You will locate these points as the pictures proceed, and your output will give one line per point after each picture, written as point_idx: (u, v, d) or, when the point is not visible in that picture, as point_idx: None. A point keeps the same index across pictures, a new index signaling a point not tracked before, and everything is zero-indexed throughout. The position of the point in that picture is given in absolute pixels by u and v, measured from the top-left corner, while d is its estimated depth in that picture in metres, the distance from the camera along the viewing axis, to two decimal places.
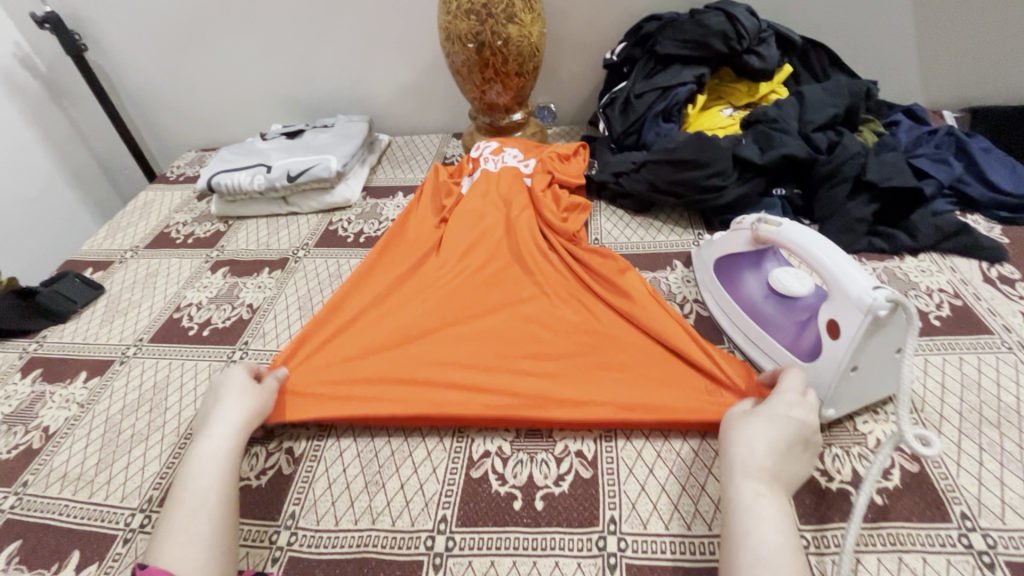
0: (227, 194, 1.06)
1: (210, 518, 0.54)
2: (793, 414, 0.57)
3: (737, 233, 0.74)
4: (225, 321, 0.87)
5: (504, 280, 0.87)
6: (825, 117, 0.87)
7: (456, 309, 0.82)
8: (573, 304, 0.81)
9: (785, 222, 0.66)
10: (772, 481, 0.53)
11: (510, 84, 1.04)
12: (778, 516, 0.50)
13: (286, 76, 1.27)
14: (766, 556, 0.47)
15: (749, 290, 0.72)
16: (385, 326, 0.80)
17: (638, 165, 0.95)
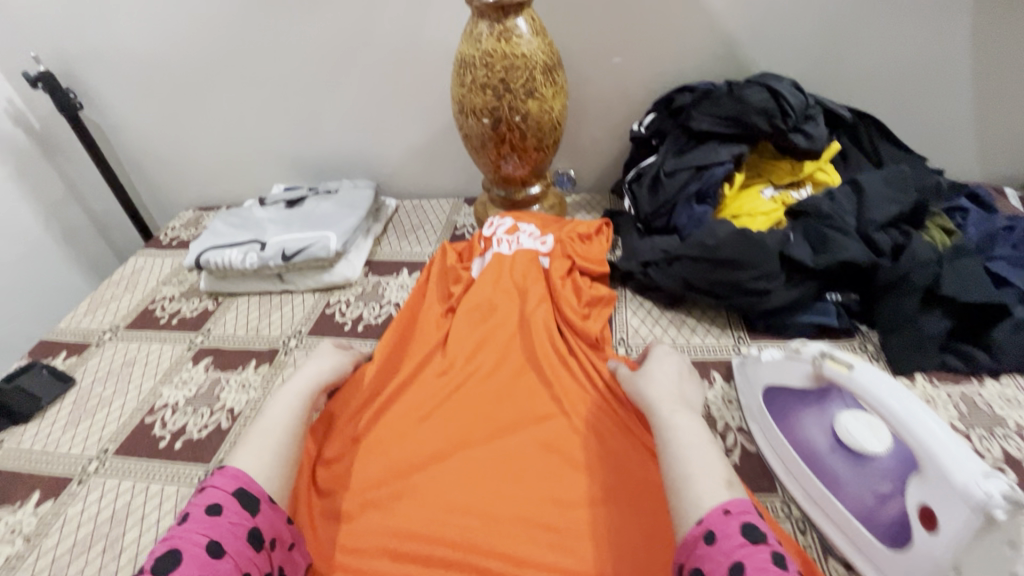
0: (217, 271, 0.98)
1: (282, 441, 0.62)
2: (670, 359, 0.70)
3: (794, 362, 0.62)
4: (201, 430, 0.77)
5: (520, 391, 0.76)
6: (887, 214, 0.76)
7: (464, 432, 0.72)
8: (595, 429, 0.71)
9: (858, 365, 0.54)
10: (671, 398, 0.63)
11: (528, 159, 0.95)
12: (683, 416, 0.60)
13: (290, 136, 1.20)
14: (675, 446, 0.56)
15: (811, 436, 0.61)
16: (384, 456, 0.70)
17: (670, 256, 0.85)
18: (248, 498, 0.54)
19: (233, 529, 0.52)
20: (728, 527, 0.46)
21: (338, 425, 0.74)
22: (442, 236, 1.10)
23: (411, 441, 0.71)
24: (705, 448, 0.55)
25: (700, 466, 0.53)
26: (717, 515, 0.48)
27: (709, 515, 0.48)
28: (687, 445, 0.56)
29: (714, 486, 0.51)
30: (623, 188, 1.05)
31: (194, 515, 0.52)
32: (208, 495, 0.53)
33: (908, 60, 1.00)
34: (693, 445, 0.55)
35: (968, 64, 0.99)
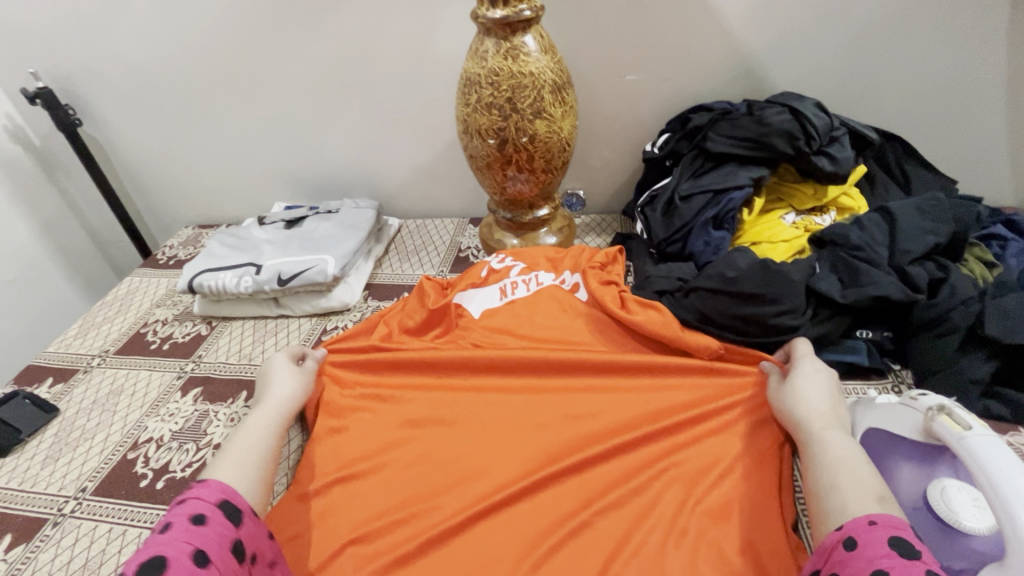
0: (211, 294, 0.95)
1: (259, 450, 0.61)
2: (822, 371, 0.64)
3: (904, 410, 0.56)
4: (185, 468, 0.72)
5: (569, 427, 0.71)
6: (923, 246, 0.71)
7: (427, 475, 0.67)
8: (640, 458, 0.66)
9: (978, 430, 0.49)
10: (829, 419, 0.58)
11: (536, 180, 0.90)
12: (840, 436, 0.55)
13: (291, 154, 1.17)
14: (829, 462, 0.52)
15: (902, 490, 0.54)
16: (344, 506, 0.65)
17: (686, 287, 0.80)
18: (231, 510, 0.51)
19: (217, 539, 0.47)
20: (873, 535, 0.42)
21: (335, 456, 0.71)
22: (446, 258, 1.06)
23: (421, 472, 0.68)
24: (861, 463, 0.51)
25: (851, 479, 0.49)
26: (858, 523, 0.44)
27: (850, 523, 0.44)
28: (839, 462, 0.51)
29: (863, 499, 0.47)
30: (635, 211, 1.00)
31: (175, 526, 0.47)
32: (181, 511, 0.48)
33: (938, 80, 0.94)
34: (847, 463, 0.51)
35: (1002, 83, 0.93)
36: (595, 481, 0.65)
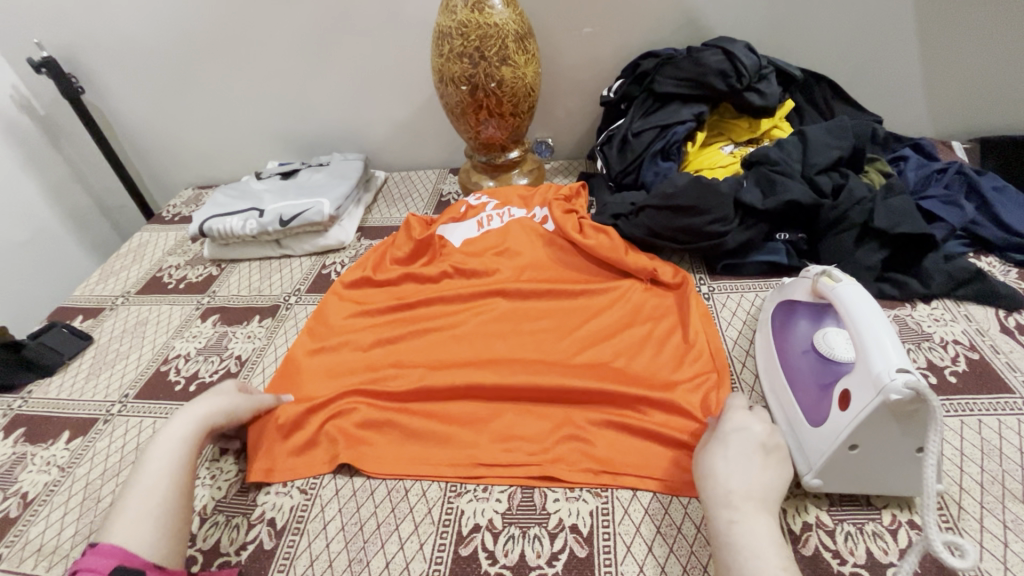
0: (220, 238, 1.06)
1: (158, 497, 0.59)
2: (749, 431, 0.59)
3: (801, 280, 0.70)
4: (213, 374, 0.85)
5: (535, 329, 0.83)
6: (828, 159, 0.85)
7: (407, 369, 0.79)
8: (585, 347, 0.79)
9: (846, 281, 0.62)
10: (740, 500, 0.53)
11: (505, 123, 1.02)
12: (754, 527, 0.51)
13: (282, 115, 1.27)
14: (739, 574, 0.49)
15: (795, 341, 0.69)
16: (339, 386, 0.77)
17: (636, 207, 0.92)
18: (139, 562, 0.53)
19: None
20: None
21: (340, 345, 0.84)
22: (429, 202, 1.18)
23: (414, 353, 0.81)
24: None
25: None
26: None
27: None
28: (756, 574, 0.48)
29: None
30: (596, 150, 1.12)
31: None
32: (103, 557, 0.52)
33: (858, 24, 1.07)
34: (764, 575, 0.48)
35: (913, 25, 1.06)
36: (551, 357, 0.78)
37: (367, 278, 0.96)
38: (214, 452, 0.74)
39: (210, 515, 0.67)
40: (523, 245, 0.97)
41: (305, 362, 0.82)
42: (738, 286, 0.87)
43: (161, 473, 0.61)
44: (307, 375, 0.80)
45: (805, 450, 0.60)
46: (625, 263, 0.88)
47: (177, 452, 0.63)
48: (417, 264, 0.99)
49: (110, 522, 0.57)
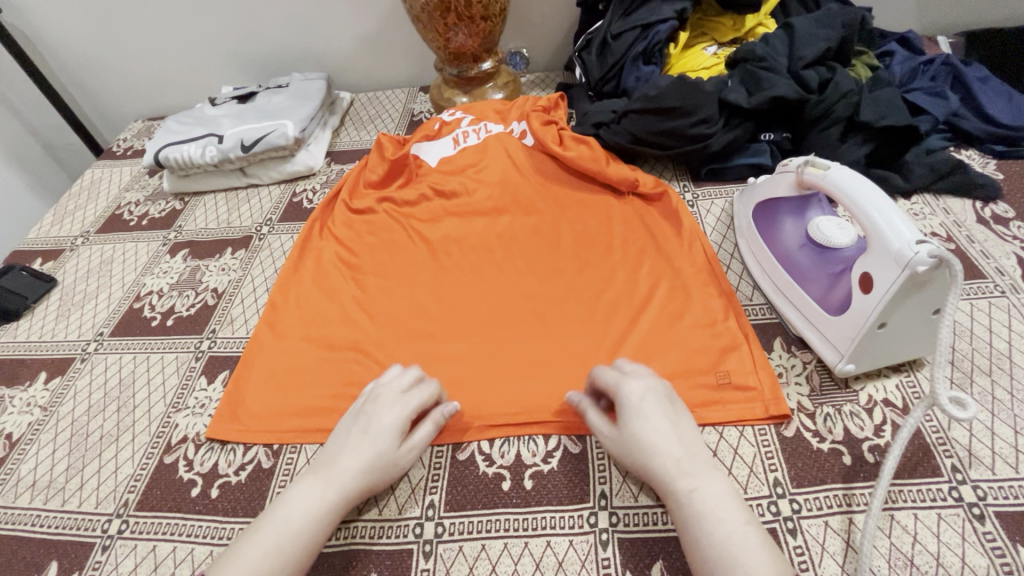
0: (179, 168, 0.99)
1: (297, 541, 0.50)
2: (649, 388, 0.57)
3: (779, 176, 0.69)
4: (189, 308, 0.82)
5: (523, 265, 0.80)
6: (815, 52, 0.81)
7: (395, 295, 0.79)
8: (573, 265, 0.79)
9: (834, 167, 0.62)
10: (689, 466, 0.52)
11: (476, 29, 0.95)
12: (710, 488, 0.50)
13: (231, 32, 1.16)
14: (711, 549, 0.46)
15: (786, 237, 0.69)
16: (332, 316, 0.77)
17: (618, 114, 0.88)
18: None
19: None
20: None
21: (325, 277, 0.82)
22: (400, 122, 1.11)
23: (403, 280, 0.81)
24: (744, 535, 0.47)
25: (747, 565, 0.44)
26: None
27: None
28: (725, 540, 0.46)
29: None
30: (573, 58, 1.06)
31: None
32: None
33: None
34: (735, 536, 0.47)
35: None
36: (541, 273, 0.79)
37: (343, 204, 0.92)
38: (201, 381, 0.73)
39: (204, 441, 0.67)
40: (504, 162, 0.93)
41: (287, 299, 0.80)
42: (722, 191, 0.86)
43: (293, 525, 0.51)
44: (298, 310, 0.79)
45: (830, 340, 0.61)
46: (606, 174, 0.86)
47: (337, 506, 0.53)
48: (394, 186, 0.94)
49: (227, 558, 0.48)
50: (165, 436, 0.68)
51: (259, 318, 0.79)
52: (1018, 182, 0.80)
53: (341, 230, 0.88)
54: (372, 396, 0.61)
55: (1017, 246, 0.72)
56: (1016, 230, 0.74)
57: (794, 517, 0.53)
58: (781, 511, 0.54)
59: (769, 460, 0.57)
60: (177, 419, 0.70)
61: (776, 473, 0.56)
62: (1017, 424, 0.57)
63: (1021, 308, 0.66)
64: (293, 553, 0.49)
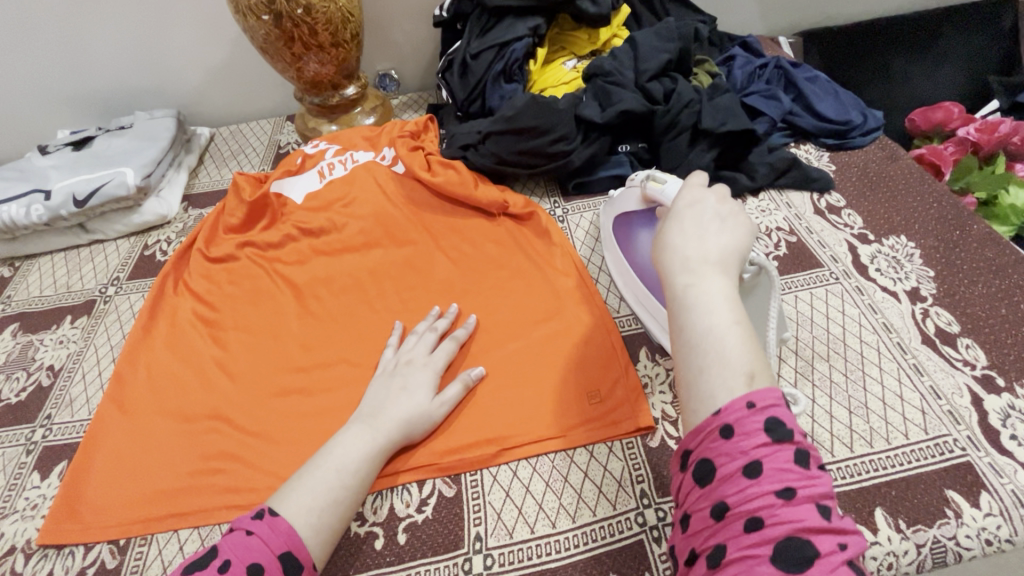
0: (2, 232, 0.88)
1: (348, 484, 0.55)
2: (705, 198, 0.53)
3: (630, 190, 0.71)
4: (19, 393, 0.73)
5: (395, 302, 0.78)
6: (657, 64, 0.85)
7: (259, 350, 0.74)
8: (448, 296, 0.77)
9: (669, 179, 0.64)
10: (698, 264, 0.47)
11: (329, 56, 0.91)
12: (712, 287, 0.46)
13: (60, 71, 1.04)
14: (692, 333, 0.45)
15: (641, 249, 0.70)
16: (189, 382, 0.71)
17: (482, 135, 0.88)
18: (294, 563, 0.49)
19: None
20: (749, 424, 0.40)
21: (181, 339, 0.75)
22: (265, 157, 1.05)
23: (270, 331, 0.76)
24: (728, 330, 0.44)
25: (720, 356, 0.43)
26: (737, 408, 0.41)
27: (728, 405, 0.41)
28: (707, 331, 0.44)
29: (730, 378, 0.42)
30: (439, 79, 1.04)
31: (235, 568, 0.47)
32: (246, 545, 0.48)
33: None
34: (715, 330, 0.44)
35: None
36: (416, 308, 0.77)
37: (199, 254, 0.85)
38: (33, 477, 0.65)
39: (37, 549, 0.59)
40: (372, 192, 0.90)
41: (136, 368, 0.73)
42: (589, 204, 0.88)
43: (343, 468, 0.56)
44: (150, 379, 0.71)
45: None
46: (474, 197, 0.85)
47: (328, 496, 0.53)
48: (256, 228, 0.88)
49: (288, 489, 0.54)
50: None
51: (102, 395, 0.71)
52: (847, 173, 0.87)
53: (198, 283, 0.81)
54: (402, 362, 0.67)
55: (848, 233, 0.79)
56: (847, 218, 0.81)
57: (659, 526, 0.55)
58: (647, 521, 0.55)
59: (636, 473, 0.59)
60: (2, 528, 0.61)
61: (642, 484, 0.58)
62: (851, 404, 0.61)
63: (852, 292, 0.72)
64: (337, 495, 0.54)
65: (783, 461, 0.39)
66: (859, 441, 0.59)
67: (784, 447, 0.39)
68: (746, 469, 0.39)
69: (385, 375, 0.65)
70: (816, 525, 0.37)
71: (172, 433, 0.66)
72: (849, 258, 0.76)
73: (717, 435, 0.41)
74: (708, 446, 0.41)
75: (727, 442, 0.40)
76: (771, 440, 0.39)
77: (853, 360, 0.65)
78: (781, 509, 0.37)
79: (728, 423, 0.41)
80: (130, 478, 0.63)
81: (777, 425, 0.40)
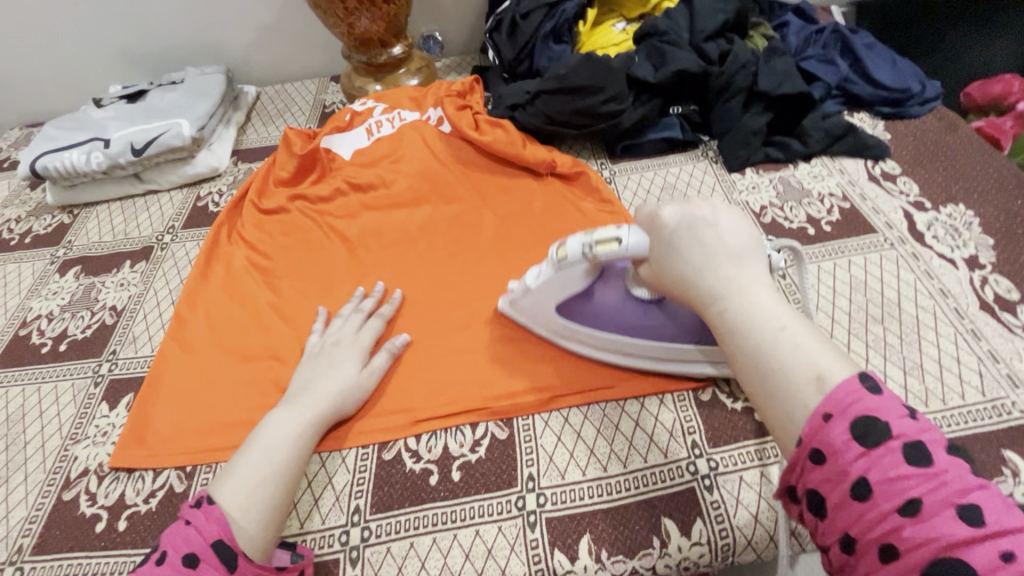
0: (63, 178, 0.91)
1: (271, 472, 0.53)
2: (686, 216, 0.49)
3: (565, 270, 0.57)
4: (85, 330, 0.76)
5: (443, 256, 0.79)
6: (714, 24, 0.84)
7: (313, 297, 0.75)
8: (495, 253, 0.78)
9: (621, 234, 0.52)
10: (719, 282, 0.46)
11: (379, 13, 0.92)
12: (746, 303, 0.44)
13: (113, 25, 1.06)
14: (747, 361, 0.43)
15: (620, 316, 0.60)
16: (245, 325, 0.73)
17: (531, 95, 0.87)
18: (227, 553, 0.48)
19: None
20: (835, 437, 0.37)
21: (236, 285, 0.77)
22: (311, 115, 1.06)
23: (322, 279, 0.77)
24: (783, 341, 0.42)
25: (778, 373, 0.41)
26: (814, 425, 0.38)
27: (806, 430, 0.39)
28: (758, 350, 0.42)
29: (801, 390, 0.40)
30: (485, 40, 1.04)
31: (170, 559, 0.47)
32: (183, 535, 0.48)
33: None
34: (766, 347, 0.42)
35: None
36: (464, 262, 0.77)
37: (251, 205, 0.86)
38: (102, 407, 0.67)
39: (108, 471, 0.62)
40: (420, 151, 0.90)
41: (195, 310, 0.75)
42: (638, 166, 0.87)
43: (269, 455, 0.54)
44: (209, 322, 0.74)
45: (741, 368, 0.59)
46: (523, 156, 0.85)
47: (257, 476, 0.52)
48: (306, 182, 0.90)
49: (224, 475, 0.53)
50: (63, 471, 0.62)
51: (164, 334, 0.74)
52: (903, 142, 0.85)
53: (251, 233, 0.83)
54: (328, 343, 0.66)
55: (904, 201, 0.77)
56: (903, 186, 0.79)
57: (711, 475, 0.55)
58: (699, 470, 0.56)
59: (687, 424, 0.59)
60: (76, 451, 0.64)
61: (693, 435, 0.58)
62: (906, 365, 0.61)
63: (908, 258, 0.71)
64: (268, 487, 0.52)
65: (893, 469, 0.35)
66: (914, 401, 0.58)
67: (890, 451, 0.36)
68: (856, 491, 0.36)
69: (312, 356, 0.65)
70: (958, 535, 0.33)
71: (231, 371, 0.68)
72: (905, 224, 0.74)
73: (808, 463, 0.38)
74: (807, 475, 0.39)
75: (823, 467, 0.38)
76: (867, 447, 0.36)
77: (908, 323, 0.65)
78: (908, 527, 0.34)
79: (817, 447, 0.38)
80: (193, 412, 0.65)
81: (873, 425, 0.37)
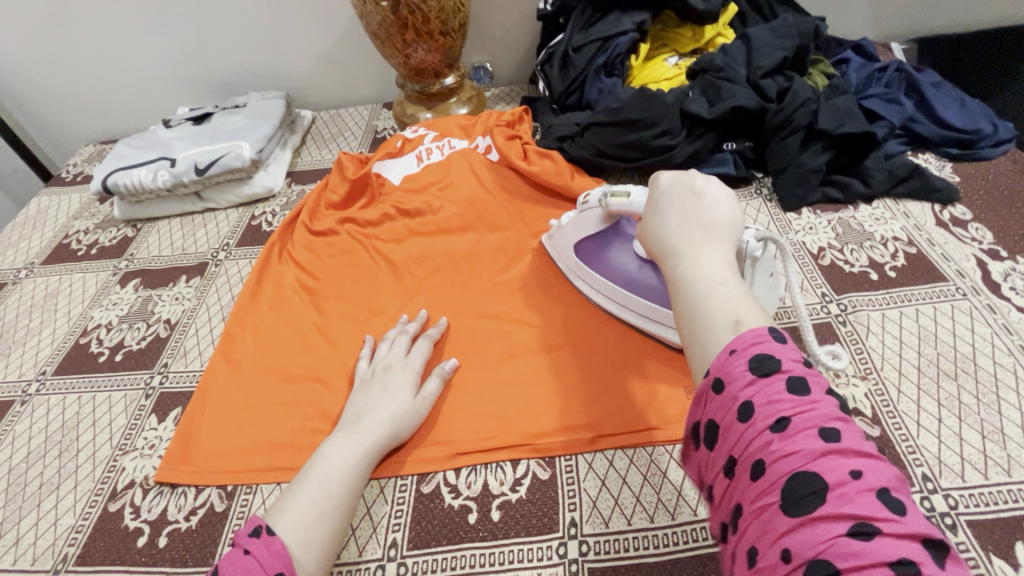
0: (130, 194, 0.96)
1: (327, 505, 0.52)
2: (676, 185, 0.52)
3: (587, 212, 0.69)
4: (140, 341, 0.78)
5: (484, 284, 0.78)
6: (771, 62, 0.83)
7: (355, 319, 0.76)
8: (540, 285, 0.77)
9: (632, 191, 0.61)
10: (688, 239, 0.47)
11: (436, 44, 0.94)
12: (698, 260, 0.45)
13: (185, 53, 1.13)
14: (683, 306, 0.44)
15: (623, 265, 0.68)
16: (289, 344, 0.74)
17: (581, 127, 0.88)
18: None
19: None
20: (733, 367, 0.37)
21: (285, 304, 0.79)
22: (364, 140, 1.09)
23: (366, 302, 0.78)
24: (722, 291, 0.42)
25: (704, 315, 0.42)
26: (720, 359, 0.38)
27: (713, 363, 0.39)
28: (701, 295, 0.43)
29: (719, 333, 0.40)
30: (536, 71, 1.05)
31: None
32: (242, 565, 0.45)
33: None
34: (703, 293, 0.43)
35: None
36: (507, 291, 0.77)
37: (302, 226, 0.88)
38: (151, 420, 0.69)
39: (153, 485, 0.63)
40: (467, 178, 0.91)
41: (243, 327, 0.77)
42: None
43: (328, 488, 0.53)
44: (257, 339, 0.75)
45: None
46: (570, 187, 0.84)
47: (314, 507, 0.51)
48: (356, 206, 0.92)
49: (284, 500, 0.52)
50: (110, 482, 0.64)
51: (214, 350, 0.75)
52: (974, 185, 0.81)
53: (302, 253, 0.85)
54: (379, 369, 0.66)
55: (977, 248, 0.73)
56: (975, 232, 0.75)
57: None
58: None
59: None
60: (123, 463, 0.65)
61: None
62: (984, 429, 0.56)
63: (983, 310, 0.66)
64: (322, 521, 0.51)
65: (774, 394, 0.35)
66: (996, 469, 0.54)
67: (775, 380, 0.35)
68: (740, 412, 0.35)
69: (364, 384, 0.64)
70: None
71: (275, 391, 0.69)
72: (978, 274, 0.70)
73: (709, 393, 0.38)
74: (706, 406, 0.39)
75: (720, 396, 0.37)
76: (757, 376, 0.36)
77: (985, 382, 0.60)
78: (775, 443, 0.33)
79: (718, 377, 0.38)
80: (235, 431, 0.66)
81: (767, 360, 0.36)
